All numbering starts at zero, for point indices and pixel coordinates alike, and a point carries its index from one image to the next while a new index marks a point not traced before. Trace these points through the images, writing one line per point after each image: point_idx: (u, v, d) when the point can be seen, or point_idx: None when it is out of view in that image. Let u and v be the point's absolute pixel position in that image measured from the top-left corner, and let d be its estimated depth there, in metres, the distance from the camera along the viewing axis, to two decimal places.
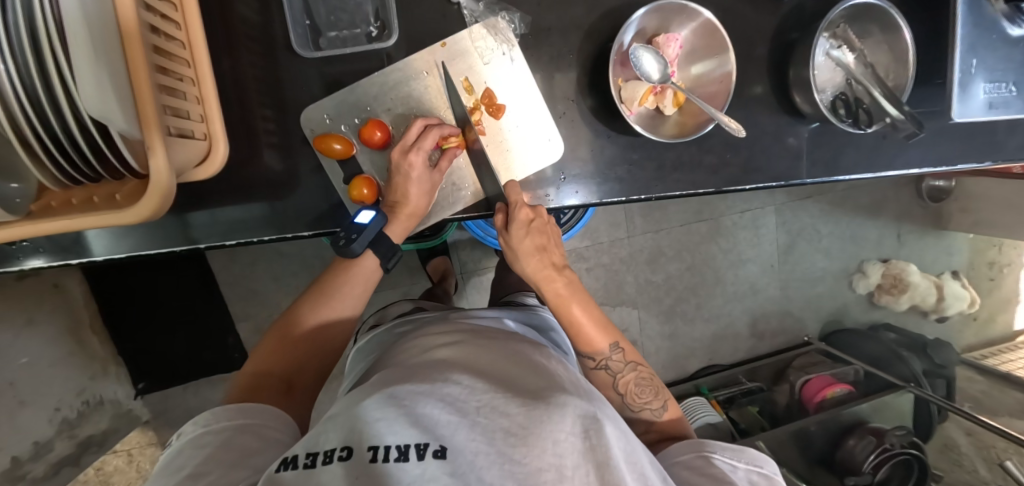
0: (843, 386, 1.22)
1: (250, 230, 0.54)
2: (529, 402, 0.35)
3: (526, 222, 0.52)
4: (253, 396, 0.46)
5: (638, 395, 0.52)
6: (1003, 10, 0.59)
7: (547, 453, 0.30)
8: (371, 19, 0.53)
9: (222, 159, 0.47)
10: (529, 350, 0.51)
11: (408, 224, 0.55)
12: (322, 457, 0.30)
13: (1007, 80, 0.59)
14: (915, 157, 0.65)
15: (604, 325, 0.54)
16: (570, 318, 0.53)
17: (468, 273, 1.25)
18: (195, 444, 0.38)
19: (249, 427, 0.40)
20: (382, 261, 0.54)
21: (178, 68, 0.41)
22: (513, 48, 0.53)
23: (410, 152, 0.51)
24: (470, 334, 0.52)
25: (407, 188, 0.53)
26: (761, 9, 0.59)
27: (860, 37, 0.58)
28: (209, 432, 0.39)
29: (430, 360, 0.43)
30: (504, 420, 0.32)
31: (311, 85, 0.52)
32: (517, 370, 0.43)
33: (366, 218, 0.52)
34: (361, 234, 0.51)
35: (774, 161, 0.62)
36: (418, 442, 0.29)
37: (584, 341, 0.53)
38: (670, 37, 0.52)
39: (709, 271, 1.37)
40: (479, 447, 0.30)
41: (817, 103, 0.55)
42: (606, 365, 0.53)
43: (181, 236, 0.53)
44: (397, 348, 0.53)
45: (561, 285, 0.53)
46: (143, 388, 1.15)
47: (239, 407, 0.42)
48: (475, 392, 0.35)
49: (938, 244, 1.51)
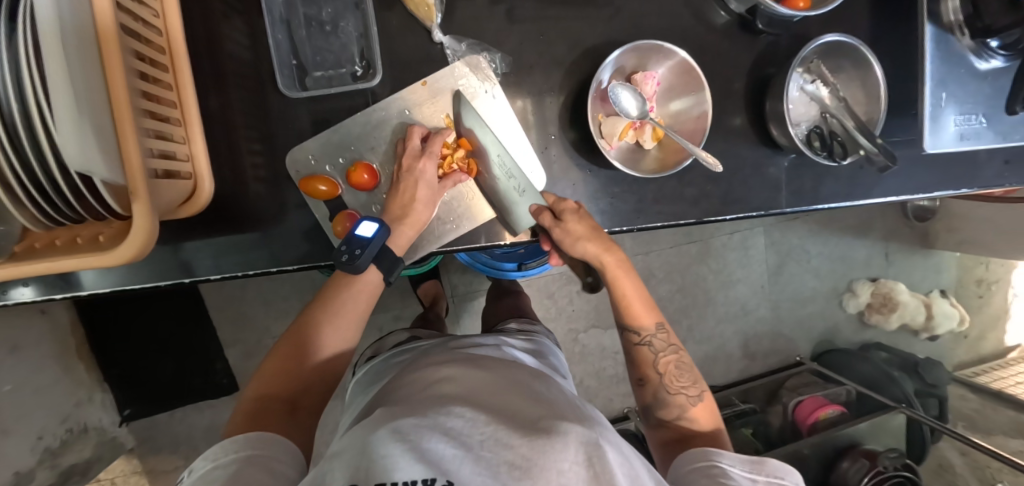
0: (835, 408, 1.21)
1: (234, 265, 0.54)
2: (531, 433, 0.34)
3: (576, 202, 0.56)
4: (254, 416, 0.45)
5: (677, 378, 0.55)
6: (970, 46, 0.61)
7: (551, 482, 0.30)
8: (356, 59, 0.54)
9: (207, 197, 0.48)
10: (532, 379, 0.51)
11: (412, 235, 0.54)
12: None
13: (976, 113, 0.62)
14: (893, 186, 0.67)
15: (649, 306, 0.58)
16: (620, 292, 0.58)
17: (460, 295, 1.25)
18: (203, 481, 0.36)
19: (258, 460, 0.39)
20: (384, 275, 0.54)
21: (166, 110, 0.43)
22: (493, 85, 0.54)
23: (423, 158, 0.53)
24: (475, 363, 0.52)
25: (416, 191, 0.53)
26: (738, 45, 0.61)
27: (834, 72, 0.59)
28: (217, 467, 0.38)
29: (435, 393, 0.43)
30: (507, 452, 0.32)
31: (298, 122, 0.53)
32: (520, 400, 0.43)
33: (370, 230, 0.51)
34: (365, 249, 0.50)
35: (754, 192, 0.63)
36: (425, 478, 0.29)
37: (631, 316, 0.57)
38: (647, 75, 0.54)
39: (700, 293, 1.38)
40: (483, 481, 0.29)
41: (791, 136, 0.57)
42: (649, 342, 0.57)
43: (163, 269, 0.53)
44: (400, 378, 0.53)
45: (614, 260, 0.57)
46: (129, 414, 1.14)
47: (248, 436, 0.41)
48: (476, 425, 0.35)
49: (926, 263, 1.52)
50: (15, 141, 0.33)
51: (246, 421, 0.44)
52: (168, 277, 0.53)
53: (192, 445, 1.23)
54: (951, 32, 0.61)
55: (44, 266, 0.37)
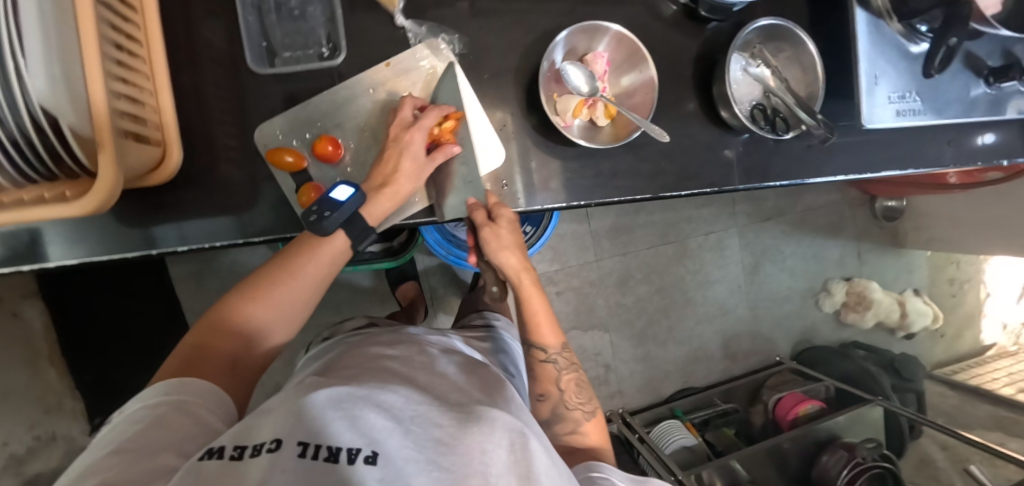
0: (814, 403, 1.22)
1: (204, 237, 0.55)
2: (464, 416, 0.34)
3: (510, 219, 0.57)
4: (188, 366, 0.44)
5: (575, 396, 0.59)
6: (900, 30, 0.67)
7: (475, 460, 0.30)
8: (323, 41, 0.57)
9: (176, 165, 0.50)
10: (472, 370, 0.51)
11: (389, 207, 0.54)
12: (250, 449, 0.30)
13: (909, 90, 0.67)
14: (842, 163, 0.71)
15: (556, 326, 0.60)
16: (530, 308, 0.59)
17: (439, 297, 1.26)
18: (130, 420, 0.38)
19: (185, 408, 0.39)
20: (353, 242, 0.53)
21: (138, 80, 0.46)
22: (452, 66, 0.57)
23: (411, 129, 0.53)
24: (418, 351, 0.53)
25: (400, 161, 0.53)
26: (684, 34, 0.66)
27: (774, 56, 0.64)
28: (146, 408, 0.39)
29: (372, 373, 0.43)
30: (436, 430, 0.32)
31: (267, 101, 0.56)
32: (458, 390, 0.43)
33: (344, 195, 0.52)
34: (335, 212, 0.50)
35: (707, 169, 0.66)
36: (352, 446, 0.29)
37: (536, 333, 0.59)
38: (596, 55, 0.58)
39: (678, 293, 1.40)
40: (409, 454, 0.29)
41: (737, 113, 0.61)
42: (552, 360, 0.60)
43: (128, 242, 0.53)
44: (341, 359, 0.53)
45: (528, 279, 0.59)
46: (99, 423, 1.08)
47: (186, 382, 0.42)
48: (411, 403, 0.35)
49: (898, 262, 1.56)
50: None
51: (181, 369, 0.44)
52: (131, 250, 0.53)
53: None
54: (881, 16, 0.66)
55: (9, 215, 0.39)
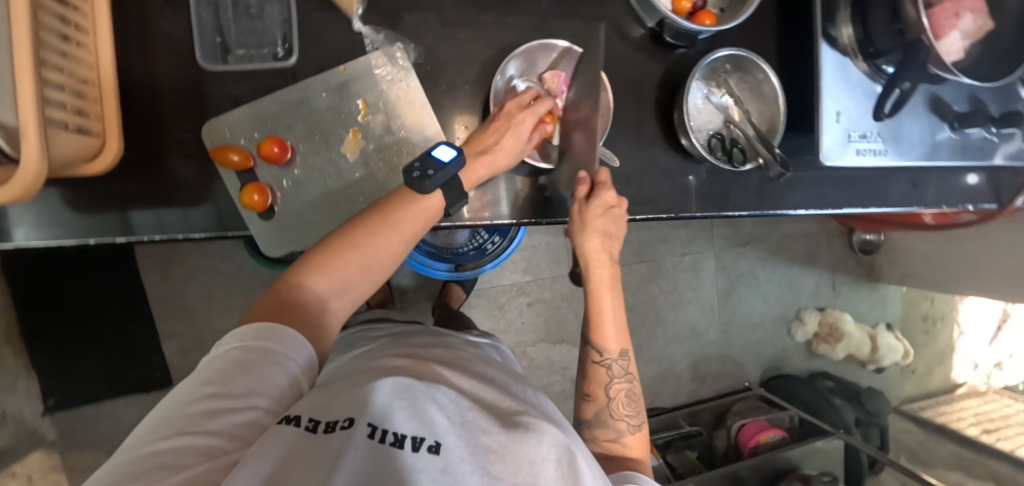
0: (776, 432, 1.23)
1: (144, 229, 0.53)
2: (512, 423, 0.34)
3: (607, 205, 0.58)
4: (280, 309, 0.41)
5: (623, 406, 0.57)
6: (865, 69, 0.67)
7: (523, 470, 0.29)
8: (279, 41, 0.57)
9: (115, 156, 0.49)
10: (508, 379, 0.50)
11: (482, 174, 0.55)
12: (324, 424, 0.30)
13: (869, 131, 0.68)
14: (802, 199, 0.72)
15: (622, 331, 0.59)
16: (600, 303, 0.59)
17: (409, 300, 1.25)
18: (222, 361, 0.35)
19: (277, 360, 0.37)
20: (447, 205, 0.52)
21: (80, 69, 0.45)
22: (409, 74, 0.57)
23: (526, 109, 0.56)
24: (453, 353, 0.52)
25: (502, 134, 0.55)
26: (649, 58, 0.66)
27: (737, 86, 0.64)
28: (242, 351, 0.36)
29: (419, 370, 0.42)
30: (488, 435, 0.31)
31: (220, 96, 0.56)
32: (502, 393, 0.42)
33: (447, 157, 0.51)
34: (439, 171, 0.49)
35: (664, 195, 0.67)
36: (416, 436, 0.29)
37: (599, 330, 0.59)
38: (551, 76, 0.58)
39: (650, 312, 1.39)
40: (463, 454, 0.29)
41: (693, 141, 0.61)
42: (608, 365, 0.58)
43: (101, 225, 0.52)
44: (383, 348, 0.53)
45: (606, 273, 0.59)
46: (53, 404, 1.10)
47: (278, 328, 0.39)
48: (464, 403, 0.34)
49: (872, 295, 1.57)
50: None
51: (271, 309, 0.41)
52: (102, 235, 0.52)
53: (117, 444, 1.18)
54: (847, 54, 0.67)
55: None
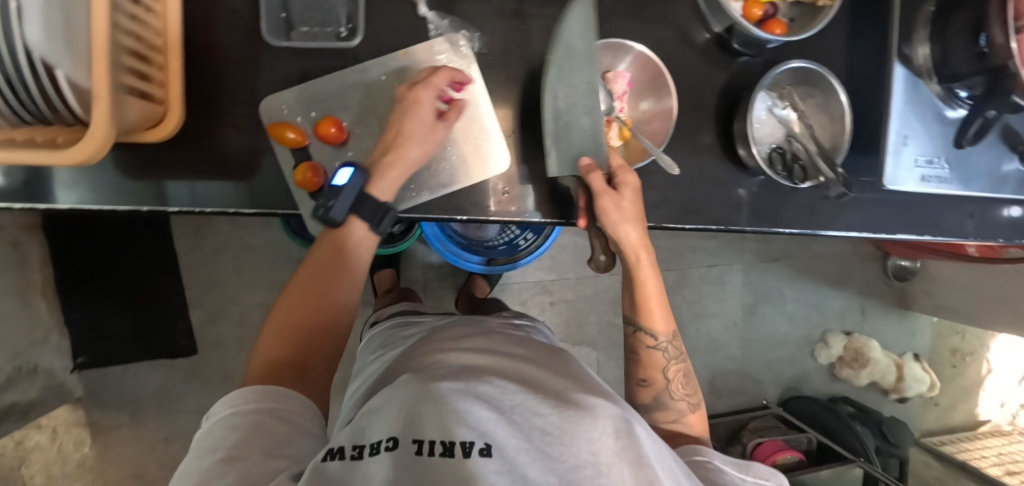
0: (793, 453, 1.22)
1: (200, 200, 0.54)
2: (561, 403, 0.34)
3: (632, 187, 0.53)
4: (264, 379, 0.43)
5: (679, 386, 0.57)
6: (937, 92, 0.64)
7: (584, 450, 0.30)
8: (342, 20, 0.56)
9: (174, 126, 0.49)
10: (547, 354, 0.50)
11: (398, 179, 0.52)
12: (368, 449, 0.30)
13: (936, 156, 0.65)
14: (854, 220, 0.69)
15: (666, 310, 0.58)
16: (640, 292, 0.56)
17: (432, 289, 1.25)
18: (225, 426, 0.37)
19: (279, 412, 0.39)
20: (371, 224, 0.52)
21: (146, 36, 0.44)
22: (470, 64, 0.56)
23: (419, 87, 0.51)
24: (493, 338, 0.52)
25: (404, 124, 0.51)
26: (711, 65, 0.64)
27: (803, 99, 0.62)
28: (239, 414, 0.38)
29: (458, 363, 0.42)
30: (539, 421, 0.32)
31: (279, 74, 0.55)
32: (547, 373, 0.42)
33: (343, 176, 0.52)
34: (337, 198, 0.50)
35: (714, 207, 0.64)
36: (463, 439, 0.29)
37: (647, 314, 0.57)
38: (618, 73, 0.55)
39: (672, 321, 1.37)
40: (518, 445, 0.30)
41: (754, 154, 0.59)
42: (662, 347, 0.57)
43: (138, 193, 0.52)
44: (422, 346, 0.52)
45: (646, 258, 0.55)
46: (81, 362, 1.11)
47: (271, 389, 0.40)
48: (507, 393, 0.35)
49: (901, 324, 1.52)
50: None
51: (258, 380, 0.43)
52: (139, 203, 0.52)
53: (138, 406, 1.21)
54: (920, 75, 0.64)
55: None
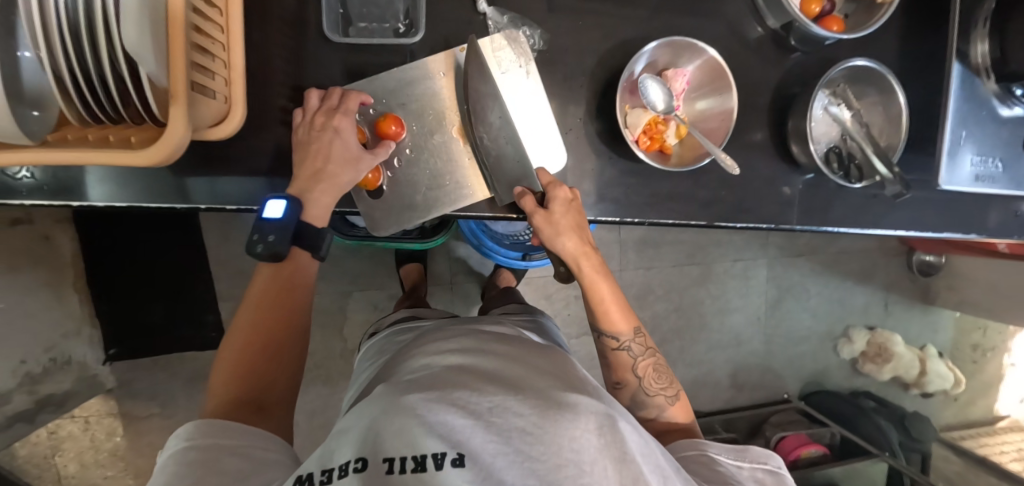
0: (817, 447, 1.22)
1: (248, 198, 0.55)
2: (539, 397, 0.32)
3: (566, 200, 0.53)
4: (216, 418, 0.41)
5: (654, 380, 0.55)
6: (993, 90, 0.63)
7: (566, 448, 0.27)
8: (401, 16, 0.56)
9: (238, 122, 0.48)
10: (537, 351, 0.47)
11: (330, 201, 0.51)
12: (337, 473, 0.28)
13: (992, 155, 0.63)
14: (902, 218, 0.67)
15: (626, 310, 0.56)
16: (598, 300, 0.55)
17: (458, 282, 1.26)
18: (180, 465, 0.35)
19: (239, 448, 0.37)
20: (312, 251, 0.52)
21: (212, 32, 0.43)
22: (529, 61, 0.55)
23: (338, 115, 0.50)
24: (478, 334, 0.49)
25: (328, 154, 0.50)
26: (766, 61, 0.62)
27: (858, 97, 0.61)
28: (195, 450, 0.36)
29: (435, 362, 0.40)
30: (518, 417, 0.29)
31: (333, 71, 0.55)
32: (528, 368, 0.40)
33: (277, 209, 0.48)
34: (275, 226, 0.48)
35: (765, 206, 0.64)
36: (436, 451, 0.26)
37: (608, 321, 0.55)
38: (678, 72, 0.55)
39: (695, 315, 1.37)
40: (496, 448, 0.27)
41: (812, 153, 0.58)
42: (626, 347, 0.56)
43: (162, 191, 0.54)
44: (405, 354, 0.49)
45: (594, 264, 0.55)
46: (114, 354, 1.12)
47: (225, 426, 0.38)
48: (483, 389, 0.32)
49: (924, 319, 1.52)
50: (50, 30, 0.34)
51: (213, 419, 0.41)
52: (166, 202, 0.54)
53: (168, 397, 1.22)
54: (977, 74, 0.63)
55: (75, 156, 0.38)
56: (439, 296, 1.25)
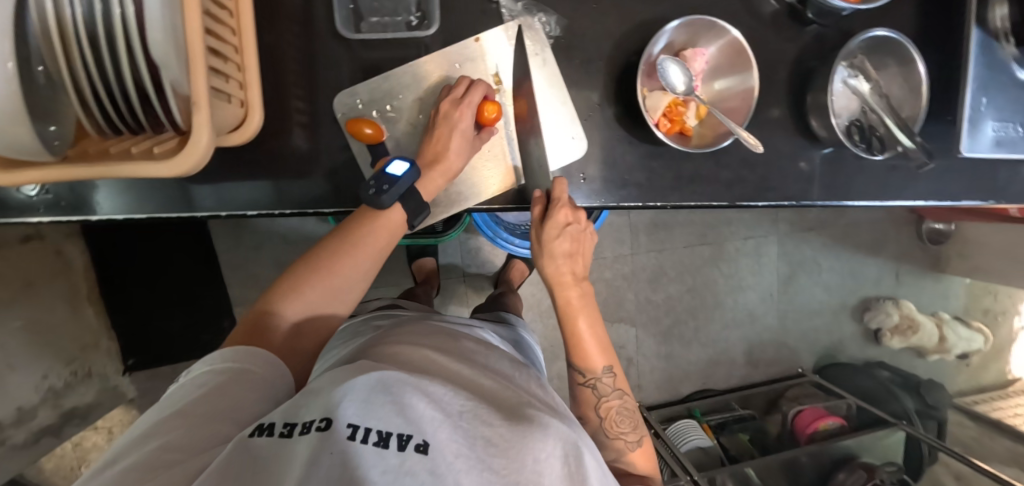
0: (835, 419, 1.24)
1: (245, 204, 0.55)
2: (512, 417, 0.33)
3: (562, 225, 0.54)
4: (263, 333, 0.44)
5: (617, 424, 0.52)
6: (1014, 54, 0.62)
7: (527, 468, 0.28)
8: (412, 9, 0.55)
9: (256, 127, 0.48)
10: (513, 370, 0.48)
11: (440, 182, 0.53)
12: (300, 427, 0.29)
13: (1014, 121, 0.62)
14: (923, 189, 0.66)
15: (604, 346, 0.55)
16: (573, 328, 0.55)
17: (471, 275, 1.26)
18: (196, 382, 0.37)
19: (252, 376, 0.39)
20: (409, 217, 0.52)
21: (224, 35, 0.42)
22: (545, 48, 0.55)
23: (461, 105, 0.51)
24: (451, 340, 0.50)
25: (450, 141, 0.52)
26: (783, 36, 0.61)
27: (877, 68, 0.60)
28: (212, 372, 0.38)
29: (412, 359, 0.41)
30: (487, 428, 0.31)
31: (346, 70, 0.54)
32: (499, 383, 0.41)
33: (399, 169, 0.49)
34: (392, 186, 0.49)
35: (786, 183, 0.63)
36: (402, 433, 0.28)
37: (579, 354, 0.54)
38: (697, 51, 0.55)
39: (709, 295, 1.38)
40: (459, 450, 0.28)
41: (834, 127, 0.57)
42: (592, 385, 0.53)
43: (158, 198, 0.54)
44: (380, 337, 0.50)
45: (573, 295, 0.55)
46: (133, 364, 1.13)
47: (251, 351, 0.41)
48: (458, 395, 0.33)
49: (935, 287, 1.52)
50: (68, 44, 0.33)
51: (246, 336, 0.43)
52: (176, 210, 0.54)
53: None
54: (996, 39, 0.61)
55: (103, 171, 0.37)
56: (453, 289, 1.25)
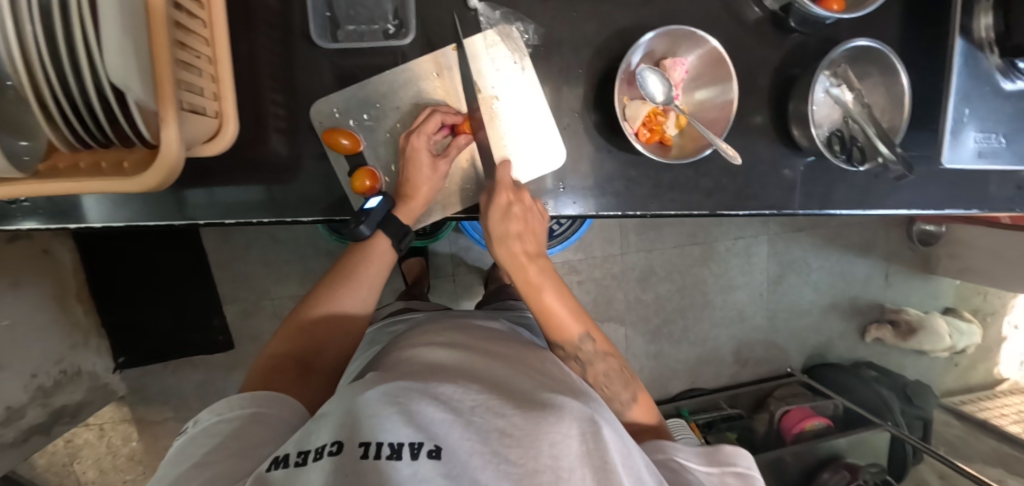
0: (821, 420, 1.24)
1: (222, 212, 0.54)
2: (525, 405, 0.33)
3: (505, 207, 0.52)
4: (273, 372, 0.46)
5: (607, 385, 0.52)
6: (998, 65, 0.61)
7: (543, 453, 0.28)
8: (389, 16, 0.55)
9: (230, 139, 0.47)
10: (529, 354, 0.47)
11: (419, 207, 0.56)
12: (313, 454, 0.28)
13: (996, 132, 0.62)
14: (906, 197, 0.66)
15: (576, 313, 0.54)
16: (543, 306, 0.54)
17: (461, 274, 1.26)
18: (208, 433, 0.37)
19: (264, 417, 0.39)
20: (394, 242, 0.56)
21: (196, 46, 0.42)
22: (524, 56, 0.55)
23: (413, 136, 0.53)
24: (468, 335, 0.50)
25: (412, 170, 0.53)
26: (766, 43, 0.61)
27: (859, 77, 0.60)
28: (223, 421, 0.38)
29: (424, 361, 0.41)
30: (500, 421, 0.31)
31: (325, 77, 0.54)
32: (516, 372, 0.40)
33: (375, 202, 0.54)
34: (369, 216, 0.53)
35: (769, 191, 0.63)
36: (413, 441, 0.27)
37: (555, 328, 0.53)
38: (676, 61, 0.55)
39: (698, 295, 1.38)
40: (473, 448, 0.28)
41: (813, 137, 0.57)
42: (575, 356, 0.53)
43: (136, 205, 0.53)
44: (398, 341, 0.50)
45: (532, 272, 0.53)
46: (123, 363, 1.13)
47: (259, 395, 0.41)
48: (469, 394, 0.33)
49: (924, 287, 1.53)
50: (28, 60, 0.32)
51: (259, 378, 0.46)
52: (157, 219, 0.54)
53: (181, 401, 1.23)
54: (980, 48, 0.61)
55: (70, 185, 0.37)
56: (443, 288, 1.26)
